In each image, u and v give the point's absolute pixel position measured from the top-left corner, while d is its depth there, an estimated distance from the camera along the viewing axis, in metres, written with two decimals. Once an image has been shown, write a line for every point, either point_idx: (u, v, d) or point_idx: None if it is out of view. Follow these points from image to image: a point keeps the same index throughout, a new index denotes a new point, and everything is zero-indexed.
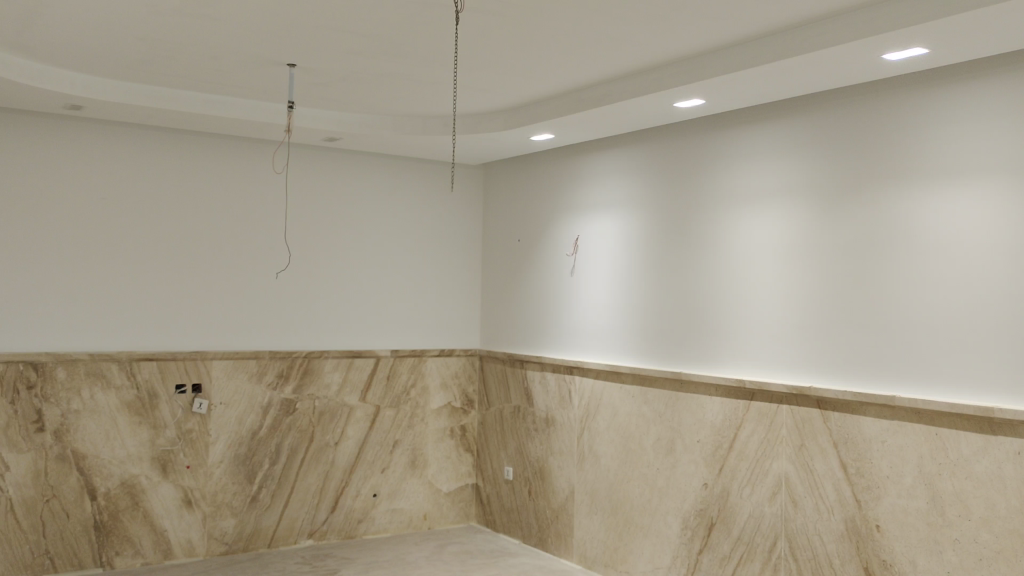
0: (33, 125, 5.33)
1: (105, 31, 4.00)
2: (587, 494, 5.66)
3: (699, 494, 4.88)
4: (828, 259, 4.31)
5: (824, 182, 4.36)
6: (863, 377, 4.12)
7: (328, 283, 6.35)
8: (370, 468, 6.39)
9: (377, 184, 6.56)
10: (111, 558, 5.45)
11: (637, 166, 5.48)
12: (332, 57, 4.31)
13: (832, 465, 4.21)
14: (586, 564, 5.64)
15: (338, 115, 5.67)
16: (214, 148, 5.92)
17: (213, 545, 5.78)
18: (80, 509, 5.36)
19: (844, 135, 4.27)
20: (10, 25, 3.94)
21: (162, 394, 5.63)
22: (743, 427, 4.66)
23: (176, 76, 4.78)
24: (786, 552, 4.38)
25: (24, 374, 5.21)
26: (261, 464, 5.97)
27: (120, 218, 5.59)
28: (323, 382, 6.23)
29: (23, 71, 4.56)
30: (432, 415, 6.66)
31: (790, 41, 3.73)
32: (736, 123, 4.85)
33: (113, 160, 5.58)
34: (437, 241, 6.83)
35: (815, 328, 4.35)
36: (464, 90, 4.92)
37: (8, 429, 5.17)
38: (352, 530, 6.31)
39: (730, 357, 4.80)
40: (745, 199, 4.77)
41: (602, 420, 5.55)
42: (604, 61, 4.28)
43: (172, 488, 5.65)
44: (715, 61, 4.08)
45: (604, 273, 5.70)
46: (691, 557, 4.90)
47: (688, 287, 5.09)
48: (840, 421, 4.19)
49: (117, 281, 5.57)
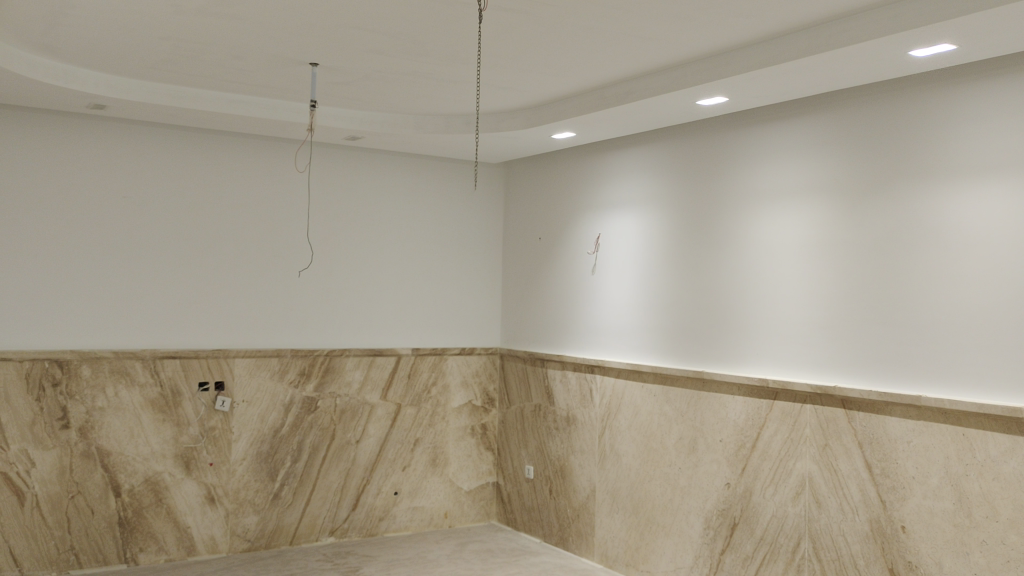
0: (59, 125, 5.38)
1: (130, 32, 4.03)
2: (608, 493, 5.65)
3: (721, 494, 4.86)
4: (852, 257, 4.28)
5: (848, 180, 4.32)
6: (888, 377, 4.09)
7: (349, 282, 6.37)
8: (391, 466, 6.41)
9: (398, 183, 6.58)
10: (135, 554, 5.49)
11: (658, 164, 5.46)
12: (354, 56, 4.33)
13: (857, 465, 4.18)
14: (607, 563, 5.63)
15: (360, 113, 5.68)
16: (237, 147, 5.95)
17: (236, 541, 5.82)
18: (105, 505, 5.40)
19: (870, 132, 4.23)
20: (36, 26, 3.98)
21: (185, 391, 5.67)
22: (766, 427, 4.63)
23: (200, 76, 4.81)
24: (810, 553, 4.35)
25: (49, 372, 5.26)
26: (283, 462, 5.99)
27: (144, 217, 5.63)
28: (344, 380, 6.25)
29: (49, 71, 4.60)
30: (453, 413, 6.67)
31: (815, 38, 3.70)
32: (759, 121, 4.82)
33: (138, 160, 5.62)
34: (458, 240, 6.83)
35: (839, 327, 4.32)
36: (486, 89, 4.92)
37: (34, 425, 5.21)
38: (373, 527, 6.33)
39: (753, 357, 4.77)
40: (768, 197, 4.74)
41: (624, 419, 5.54)
42: (627, 59, 4.27)
43: (196, 484, 5.69)
44: (738, 59, 4.05)
45: (626, 271, 5.68)
46: (714, 557, 4.88)
47: (709, 285, 5.06)
48: (865, 421, 4.16)
49: (141, 280, 5.61)
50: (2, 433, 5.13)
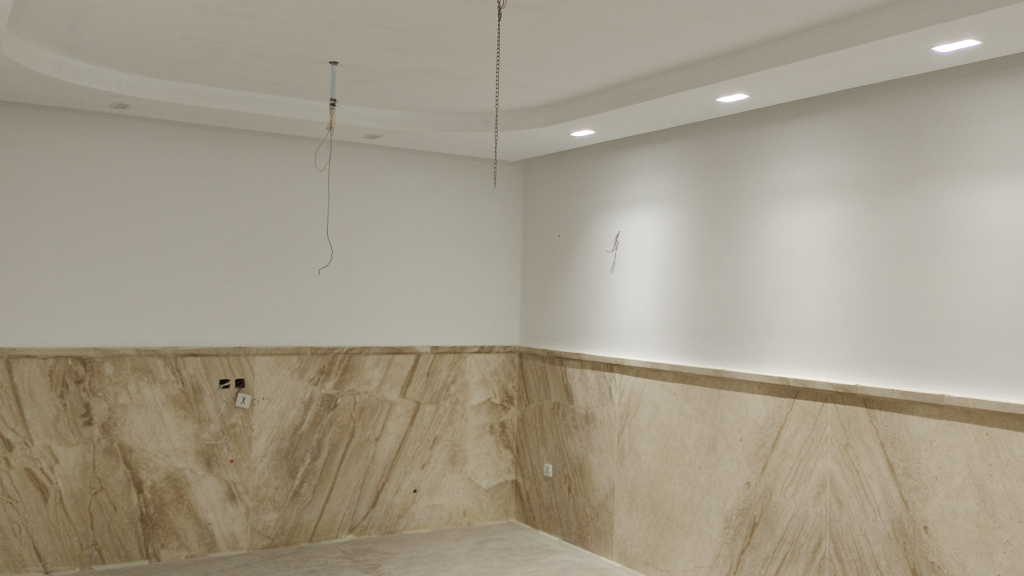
0: (82, 124, 5.43)
1: (151, 31, 4.06)
2: (628, 492, 5.63)
3: (741, 493, 4.84)
4: (874, 255, 4.25)
5: (870, 177, 4.29)
6: (911, 376, 4.05)
7: (369, 279, 6.39)
8: (410, 464, 6.42)
9: (417, 181, 6.59)
10: (156, 550, 5.53)
11: (678, 162, 5.44)
12: (373, 54, 4.33)
13: (878, 465, 4.14)
14: (626, 562, 5.62)
15: (379, 112, 5.69)
16: (257, 145, 5.98)
17: (256, 538, 5.85)
18: (127, 501, 5.45)
19: (893, 128, 4.19)
20: (60, 27, 4.02)
21: (207, 388, 5.70)
22: (787, 426, 4.60)
23: (220, 75, 4.84)
24: (831, 553, 4.32)
25: (72, 369, 5.31)
26: (303, 459, 6.02)
27: (166, 215, 5.67)
28: (363, 378, 6.27)
29: (73, 71, 4.65)
30: (472, 411, 6.67)
31: (836, 34, 3.67)
32: (779, 118, 4.79)
33: (160, 159, 5.66)
34: (477, 238, 6.84)
35: (861, 326, 4.29)
36: (505, 87, 4.92)
37: (57, 422, 5.26)
38: (392, 525, 6.35)
39: (773, 355, 4.74)
40: (789, 194, 4.72)
41: (643, 417, 5.52)
42: (646, 56, 4.25)
43: (216, 481, 5.72)
44: (759, 55, 4.03)
45: (646, 269, 5.67)
46: (733, 556, 4.86)
47: (730, 283, 5.04)
48: (886, 420, 4.12)
49: (162, 278, 5.66)
50: (27, 429, 5.18)
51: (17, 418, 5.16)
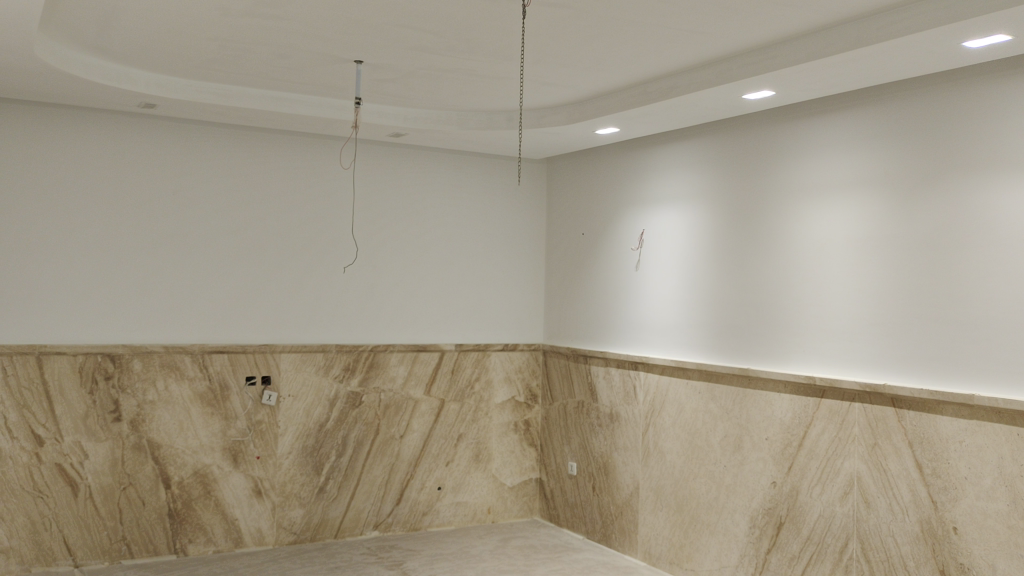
0: (110, 124, 5.49)
1: (179, 32, 4.10)
2: (652, 491, 5.61)
3: (767, 493, 4.81)
4: (903, 252, 4.20)
5: (899, 174, 4.24)
6: (939, 376, 4.00)
7: (394, 277, 6.41)
8: (434, 461, 6.44)
9: (442, 180, 6.60)
10: (184, 545, 5.59)
11: (704, 159, 5.41)
12: (398, 54, 4.35)
13: (906, 465, 4.10)
14: (651, 561, 5.61)
15: (403, 110, 5.71)
16: (283, 144, 6.02)
17: (283, 534, 5.90)
18: (156, 497, 5.51)
19: (923, 125, 4.14)
20: (89, 28, 4.08)
21: (233, 386, 5.75)
22: (814, 426, 4.57)
23: (246, 74, 4.88)
24: (858, 554, 4.28)
25: (101, 365, 5.37)
26: (328, 456, 6.06)
27: (194, 214, 5.72)
28: (388, 375, 6.30)
29: (102, 71, 4.70)
30: (496, 409, 6.68)
31: (863, 30, 3.64)
32: (806, 114, 4.75)
33: (188, 158, 5.71)
34: (502, 236, 6.84)
35: (889, 324, 4.24)
36: (530, 84, 4.92)
37: (87, 418, 5.33)
38: (417, 522, 6.37)
39: (799, 354, 4.71)
40: (816, 191, 4.67)
41: (668, 416, 5.50)
42: (671, 53, 4.23)
43: (243, 477, 5.77)
44: (786, 52, 3.99)
45: (671, 267, 5.64)
46: (760, 557, 4.83)
47: (756, 281, 5.01)
48: (915, 420, 4.08)
49: (190, 276, 5.71)
50: (57, 425, 5.25)
51: (47, 414, 5.23)
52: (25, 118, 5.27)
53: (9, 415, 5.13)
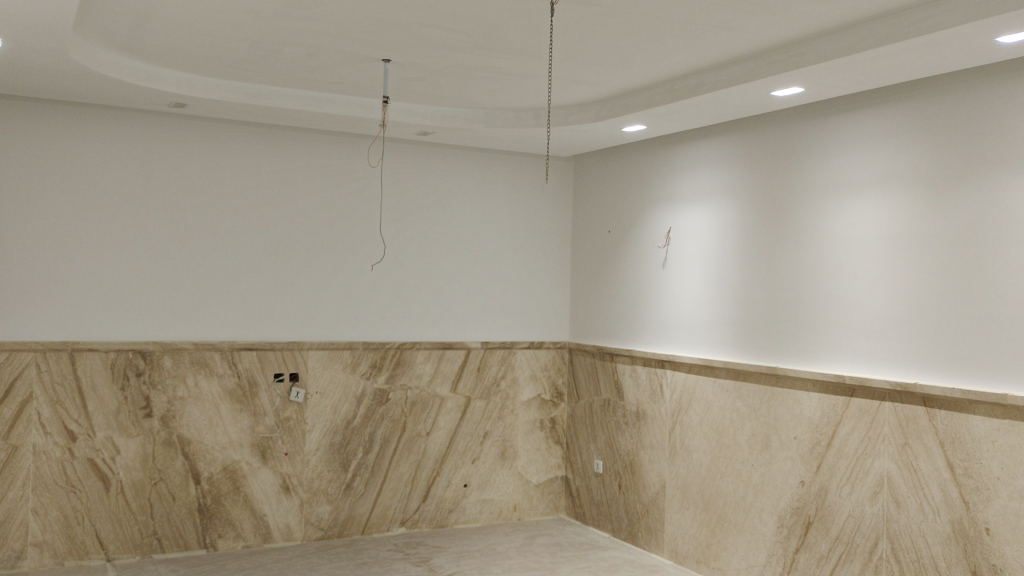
0: (141, 123, 5.56)
1: (209, 33, 4.14)
2: (679, 490, 5.60)
3: (795, 492, 4.78)
4: (935, 249, 4.16)
5: (931, 172, 4.20)
6: (971, 375, 3.96)
7: (422, 275, 6.44)
8: (460, 459, 6.46)
9: (469, 178, 6.62)
10: (213, 540, 5.64)
11: (732, 156, 5.39)
12: (425, 52, 4.37)
13: (938, 465, 4.06)
14: (677, 559, 5.59)
15: (430, 108, 5.73)
16: (311, 142, 6.06)
17: (311, 530, 5.94)
18: (185, 492, 5.57)
19: (955, 121, 4.09)
20: (122, 29, 4.13)
21: (262, 382, 5.80)
22: (843, 425, 4.54)
23: (275, 74, 4.92)
24: (888, 554, 4.25)
25: (133, 362, 5.44)
26: (355, 453, 6.10)
27: (223, 212, 5.78)
28: (415, 373, 6.33)
29: (134, 71, 4.76)
30: (522, 407, 6.69)
31: (894, 26, 3.61)
32: (836, 110, 4.71)
33: (217, 157, 5.77)
34: (528, 233, 6.85)
35: (921, 323, 4.20)
36: (557, 82, 4.92)
37: (118, 414, 5.40)
38: (443, 519, 6.39)
39: (828, 353, 4.68)
40: (845, 188, 4.63)
41: (695, 414, 5.49)
42: (699, 49, 4.22)
43: (271, 473, 5.82)
44: (815, 48, 3.96)
45: (697, 265, 5.63)
46: (788, 556, 4.80)
47: (784, 278, 4.97)
48: (946, 420, 4.04)
49: (220, 273, 5.77)
50: (89, 420, 5.32)
51: (80, 410, 5.30)
52: (58, 117, 5.34)
53: (42, 411, 5.21)
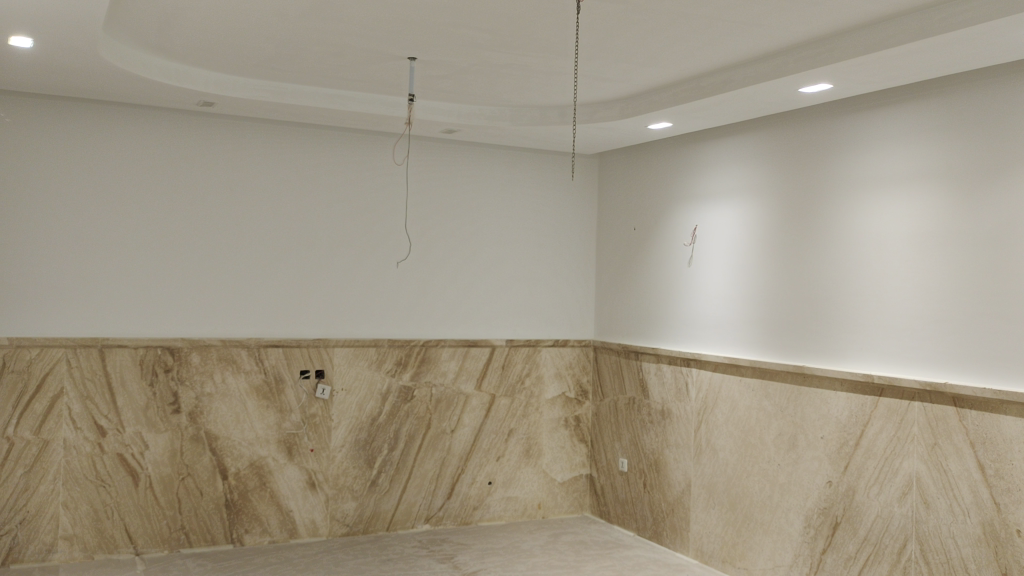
0: (168, 121, 5.60)
1: (236, 32, 4.17)
2: (704, 488, 5.57)
3: (823, 492, 4.74)
4: (966, 247, 4.10)
5: (962, 169, 4.14)
6: (1004, 375, 3.89)
7: (447, 273, 6.46)
8: (485, 456, 6.46)
9: (494, 175, 6.62)
10: (240, 535, 5.70)
11: (759, 154, 5.35)
12: (451, 50, 4.38)
13: (968, 466, 4.01)
14: (703, 559, 5.57)
15: (456, 106, 5.73)
16: (337, 140, 6.08)
17: (336, 526, 5.98)
18: (213, 487, 5.62)
19: (988, 116, 4.03)
20: (150, 29, 4.18)
21: (288, 379, 5.84)
22: (871, 424, 4.49)
23: (302, 73, 4.95)
24: (917, 555, 4.20)
25: (161, 358, 5.50)
26: (380, 450, 6.12)
27: (250, 209, 5.82)
28: (439, 370, 6.35)
29: (163, 71, 4.80)
30: (547, 405, 6.68)
31: (923, 21, 3.57)
32: (865, 107, 4.66)
33: (244, 154, 5.81)
34: (553, 231, 6.83)
35: (951, 321, 4.15)
36: (583, 80, 4.91)
37: (147, 410, 5.45)
38: (467, 516, 6.41)
39: (856, 351, 4.64)
40: (874, 186, 4.58)
41: (721, 413, 5.46)
42: (725, 46, 4.19)
43: (298, 470, 5.87)
44: (842, 44, 3.93)
45: (723, 263, 5.60)
46: (815, 557, 4.76)
47: (811, 276, 4.93)
48: (977, 420, 3.98)
49: (247, 270, 5.81)
50: (119, 416, 5.38)
51: (109, 405, 5.36)
52: (88, 116, 5.40)
53: (73, 406, 5.27)
